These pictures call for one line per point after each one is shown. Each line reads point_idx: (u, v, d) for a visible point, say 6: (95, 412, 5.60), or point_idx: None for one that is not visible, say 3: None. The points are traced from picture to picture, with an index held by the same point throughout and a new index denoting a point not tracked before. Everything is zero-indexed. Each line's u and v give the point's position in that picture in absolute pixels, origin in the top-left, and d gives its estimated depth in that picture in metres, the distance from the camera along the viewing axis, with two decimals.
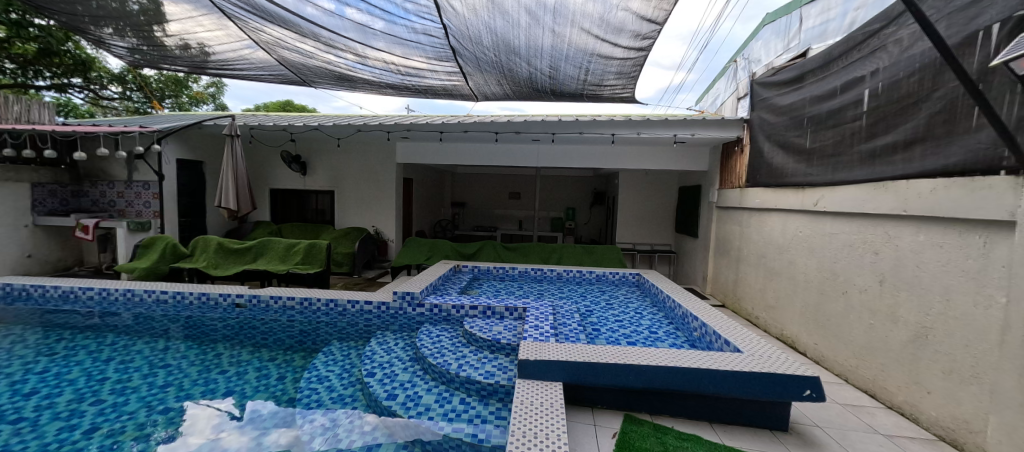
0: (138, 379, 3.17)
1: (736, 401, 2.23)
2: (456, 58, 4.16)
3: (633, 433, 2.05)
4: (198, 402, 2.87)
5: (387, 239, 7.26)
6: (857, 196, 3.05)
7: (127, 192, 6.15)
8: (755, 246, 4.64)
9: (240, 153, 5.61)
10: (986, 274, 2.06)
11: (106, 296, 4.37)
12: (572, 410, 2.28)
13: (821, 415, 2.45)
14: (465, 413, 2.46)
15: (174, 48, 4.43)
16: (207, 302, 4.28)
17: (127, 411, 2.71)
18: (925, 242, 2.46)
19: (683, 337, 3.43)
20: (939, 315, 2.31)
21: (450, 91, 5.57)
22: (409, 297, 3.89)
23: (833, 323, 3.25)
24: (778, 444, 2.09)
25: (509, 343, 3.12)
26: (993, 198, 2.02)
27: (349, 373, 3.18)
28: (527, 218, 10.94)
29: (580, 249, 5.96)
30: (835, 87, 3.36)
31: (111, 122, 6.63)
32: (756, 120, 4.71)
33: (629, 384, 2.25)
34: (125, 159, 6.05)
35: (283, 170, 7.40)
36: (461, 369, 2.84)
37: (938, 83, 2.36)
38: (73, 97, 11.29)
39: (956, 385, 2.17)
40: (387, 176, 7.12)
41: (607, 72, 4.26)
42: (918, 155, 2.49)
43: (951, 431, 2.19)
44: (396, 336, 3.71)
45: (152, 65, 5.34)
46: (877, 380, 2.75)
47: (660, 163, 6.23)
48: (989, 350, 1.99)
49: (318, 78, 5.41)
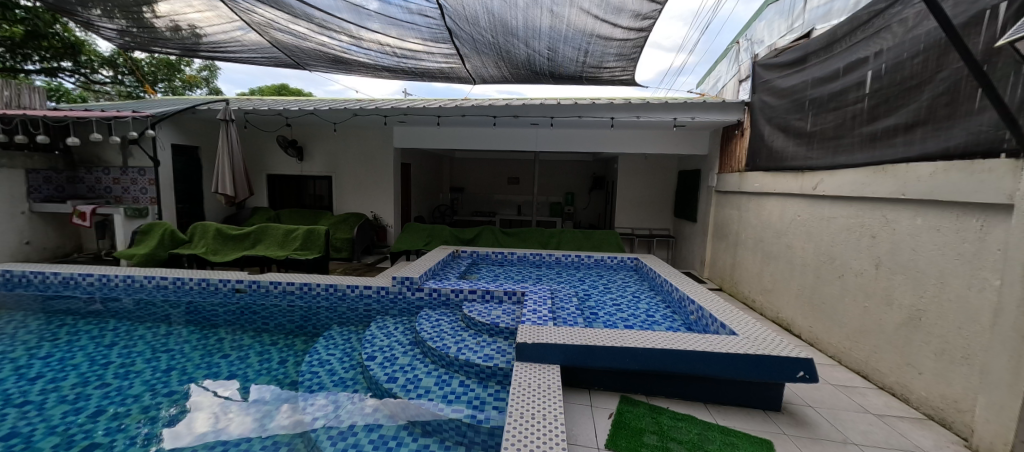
0: (141, 363, 3.22)
1: (730, 383, 2.27)
2: (453, 39, 4.08)
3: (628, 413, 2.10)
4: (204, 384, 2.95)
5: (385, 225, 7.25)
6: (856, 179, 3.03)
7: (123, 178, 6.10)
8: (753, 230, 4.63)
9: (235, 138, 5.54)
10: (982, 257, 2.07)
11: (106, 282, 4.39)
12: (570, 393, 2.32)
13: (814, 396, 2.50)
14: (465, 395, 2.51)
15: (164, 30, 4.33)
16: (207, 288, 4.27)
17: (131, 394, 2.77)
18: (922, 226, 2.46)
19: (680, 320, 3.46)
20: (933, 298, 2.34)
21: (446, 74, 5.46)
22: (409, 282, 3.90)
23: (829, 306, 3.27)
24: (771, 423, 2.14)
25: (508, 326, 3.16)
26: (992, 181, 2.02)
27: (349, 357, 3.23)
28: (526, 204, 10.89)
29: (579, 233, 5.98)
30: (838, 69, 3.30)
31: (103, 107, 6.51)
32: (757, 103, 4.63)
33: (626, 367, 2.29)
34: (119, 144, 5.96)
35: (279, 156, 7.32)
36: (459, 352, 2.88)
37: (941, 64, 2.32)
38: (63, 82, 11.13)
39: (947, 366, 2.22)
40: (385, 161, 7.05)
41: (606, 53, 4.17)
42: (920, 138, 2.47)
43: (939, 411, 2.25)
44: (396, 320, 3.74)
45: (143, 48, 5.23)
46: (869, 362, 2.80)
47: (660, 147, 6.17)
48: (981, 332, 2.03)
49: (312, 61, 5.29)
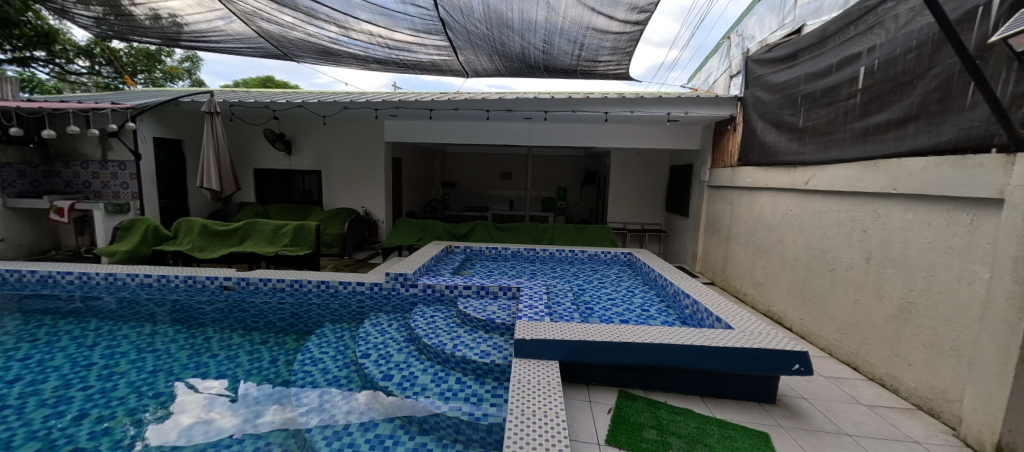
0: (126, 364, 3.12)
1: (727, 376, 2.29)
2: (446, 30, 3.99)
3: (628, 409, 2.11)
4: (194, 383, 2.88)
5: (377, 220, 7.13)
6: (847, 174, 3.05)
7: (102, 172, 5.88)
8: (744, 224, 4.62)
9: (221, 132, 5.39)
10: (971, 250, 2.11)
11: (87, 280, 4.24)
12: (568, 388, 2.31)
13: (807, 387, 2.53)
14: (462, 392, 2.49)
15: (143, 18, 4.18)
16: (193, 285, 4.14)
17: (116, 397, 2.68)
18: (912, 220, 2.50)
19: (675, 314, 3.47)
20: (923, 291, 2.39)
21: (439, 67, 5.38)
22: (403, 278, 3.84)
23: (819, 299, 3.30)
24: (766, 416, 2.17)
25: (504, 322, 3.14)
26: (982, 176, 2.05)
27: (343, 355, 3.17)
28: (518, 199, 10.86)
29: (572, 228, 5.97)
30: (831, 64, 3.31)
31: (79, 98, 6.25)
32: (749, 98, 4.62)
33: (624, 362, 2.29)
34: (98, 137, 5.74)
35: (265, 149, 7.13)
36: (455, 348, 2.85)
37: (933, 61, 2.36)
38: (37, 72, 10.73)
39: (937, 357, 2.27)
40: (376, 155, 6.93)
41: (602, 47, 4.13)
42: (911, 133, 2.51)
43: (928, 401, 2.31)
44: (390, 317, 3.67)
45: (121, 37, 5.01)
46: (859, 354, 2.84)
47: (652, 142, 6.16)
48: (970, 324, 2.07)
49: (300, 52, 5.13)
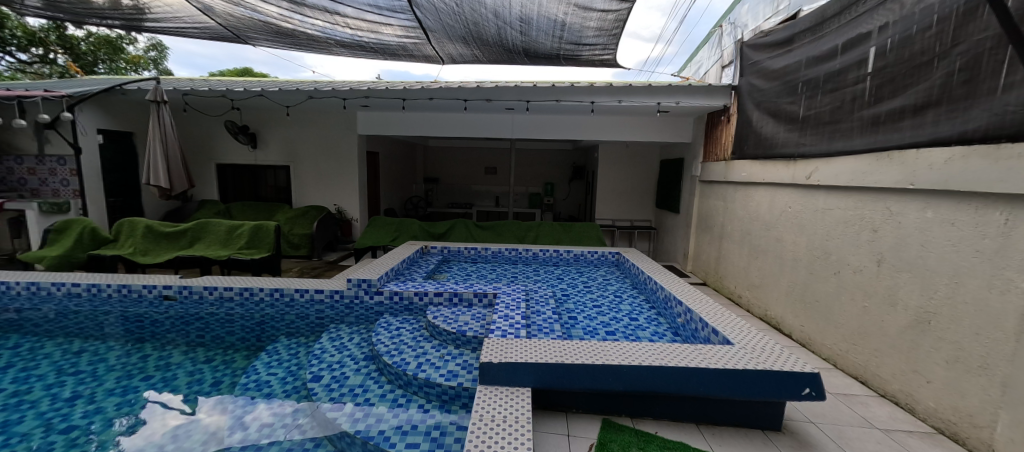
0: (40, 390, 2.66)
1: (727, 402, 1.97)
2: (413, 8, 3.55)
3: (612, 445, 1.77)
4: (120, 414, 2.45)
5: (350, 218, 6.66)
6: (854, 168, 2.76)
7: (39, 168, 5.30)
8: (739, 222, 4.33)
9: (169, 123, 4.87)
10: (1005, 255, 1.83)
11: (7, 290, 3.70)
12: (544, 418, 1.96)
13: (814, 409, 2.24)
14: (423, 424, 2.12)
15: (103, 4, 3.82)
16: (130, 295, 3.62)
17: (18, 432, 2.24)
18: (932, 219, 2.21)
19: (666, 324, 3.16)
20: (945, 300, 2.10)
21: (410, 51, 4.96)
22: (366, 285, 3.42)
23: (822, 305, 3.01)
24: (772, 448, 1.85)
25: (476, 336, 2.77)
26: (1020, 169, 1.76)
27: (294, 376, 2.76)
28: (503, 195, 10.48)
29: (558, 226, 5.63)
30: (836, 46, 3.00)
31: (12, 85, 5.62)
32: (743, 86, 4.30)
33: (608, 388, 1.95)
34: (32, 129, 5.16)
35: (227, 143, 6.60)
36: (418, 369, 2.48)
37: (958, 37, 2.05)
38: None
39: (961, 375, 1.99)
40: (348, 149, 6.47)
41: (585, 27, 3.74)
42: (931, 121, 2.21)
43: (950, 424, 2.03)
44: (351, 330, 3.28)
45: (74, 21, 4.55)
46: (869, 366, 2.57)
47: (641, 135, 5.83)
48: (1003, 340, 1.79)
49: (253, 33, 4.62)
